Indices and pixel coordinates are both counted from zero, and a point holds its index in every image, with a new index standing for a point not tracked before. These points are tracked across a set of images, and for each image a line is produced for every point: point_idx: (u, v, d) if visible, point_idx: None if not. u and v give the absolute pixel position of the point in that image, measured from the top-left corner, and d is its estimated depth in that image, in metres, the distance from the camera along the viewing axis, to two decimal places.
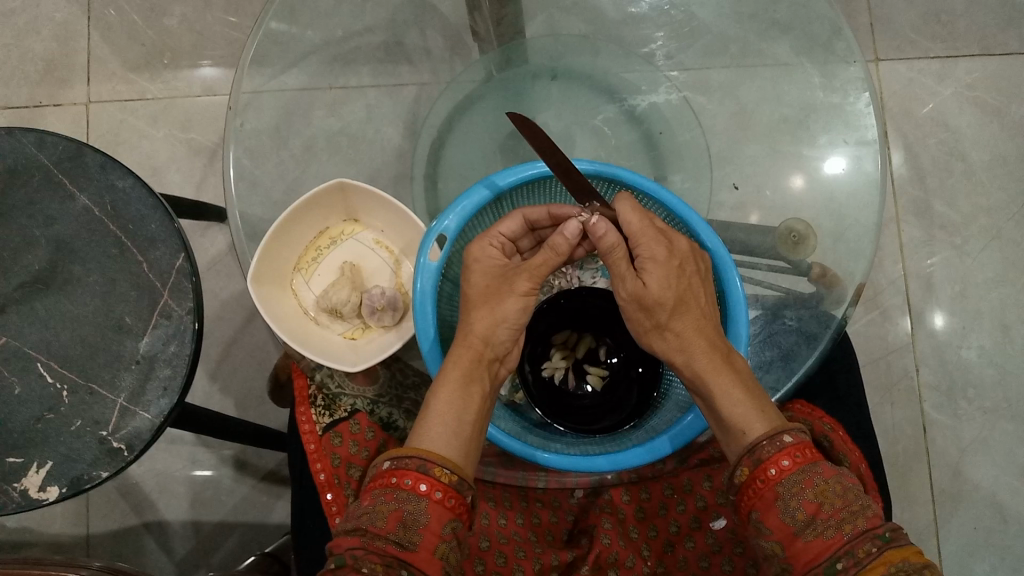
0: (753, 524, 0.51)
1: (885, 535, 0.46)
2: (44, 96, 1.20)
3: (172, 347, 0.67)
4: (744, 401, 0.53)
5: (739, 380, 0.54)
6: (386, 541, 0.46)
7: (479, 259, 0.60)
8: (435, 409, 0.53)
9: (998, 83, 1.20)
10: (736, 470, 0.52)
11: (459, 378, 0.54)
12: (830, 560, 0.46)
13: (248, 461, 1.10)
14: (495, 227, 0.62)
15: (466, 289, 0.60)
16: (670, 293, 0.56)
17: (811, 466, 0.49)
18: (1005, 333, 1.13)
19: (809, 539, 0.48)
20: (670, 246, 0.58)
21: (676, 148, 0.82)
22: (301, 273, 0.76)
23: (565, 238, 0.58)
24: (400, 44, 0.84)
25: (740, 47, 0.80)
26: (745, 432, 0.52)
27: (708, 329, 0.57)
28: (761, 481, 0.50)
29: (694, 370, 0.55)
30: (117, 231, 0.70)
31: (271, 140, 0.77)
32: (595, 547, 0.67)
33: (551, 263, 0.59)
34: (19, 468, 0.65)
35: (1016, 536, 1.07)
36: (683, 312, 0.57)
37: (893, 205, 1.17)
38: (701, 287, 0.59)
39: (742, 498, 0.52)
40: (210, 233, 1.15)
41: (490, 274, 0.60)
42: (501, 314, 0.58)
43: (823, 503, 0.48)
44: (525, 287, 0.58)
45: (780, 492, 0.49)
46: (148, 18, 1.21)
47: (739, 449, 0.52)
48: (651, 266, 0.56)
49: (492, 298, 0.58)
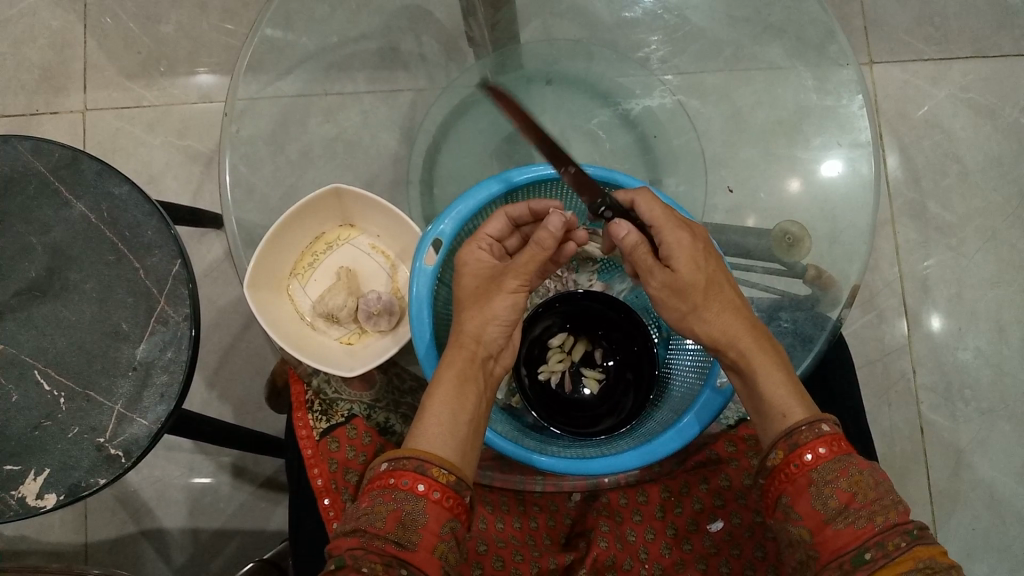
0: (782, 508, 0.51)
1: (914, 532, 0.46)
2: (40, 104, 1.20)
3: (169, 353, 0.67)
4: (784, 383, 0.53)
5: (779, 362, 0.55)
6: (386, 541, 0.46)
7: (467, 262, 0.60)
8: (430, 411, 0.53)
9: (991, 85, 1.21)
10: (771, 453, 0.52)
11: (454, 376, 0.55)
12: (858, 550, 0.46)
13: (245, 467, 1.10)
14: (480, 230, 0.62)
15: (457, 291, 0.60)
16: (703, 274, 0.56)
17: (846, 456, 0.49)
18: (1001, 333, 1.13)
19: (840, 528, 0.47)
20: (692, 231, 0.57)
21: (671, 152, 0.83)
22: (297, 278, 0.76)
23: (550, 233, 0.56)
24: (396, 51, 0.86)
25: (734, 50, 0.81)
26: (786, 415, 0.52)
27: (743, 309, 0.57)
28: (796, 466, 0.50)
29: (737, 350, 0.55)
30: (113, 239, 0.70)
31: (267, 147, 0.77)
32: (592, 550, 0.67)
33: (538, 259, 0.57)
34: (16, 476, 0.65)
35: (1015, 537, 1.07)
36: (717, 292, 0.56)
37: (887, 207, 1.18)
38: (726, 269, 0.58)
39: (773, 483, 0.52)
40: (207, 240, 1.15)
41: (480, 275, 0.59)
42: (491, 312, 0.57)
43: (857, 493, 0.48)
44: (513, 284, 0.57)
45: (814, 478, 0.49)
46: (144, 26, 1.22)
47: (776, 433, 0.52)
48: (679, 252, 0.56)
49: (482, 297, 0.58)
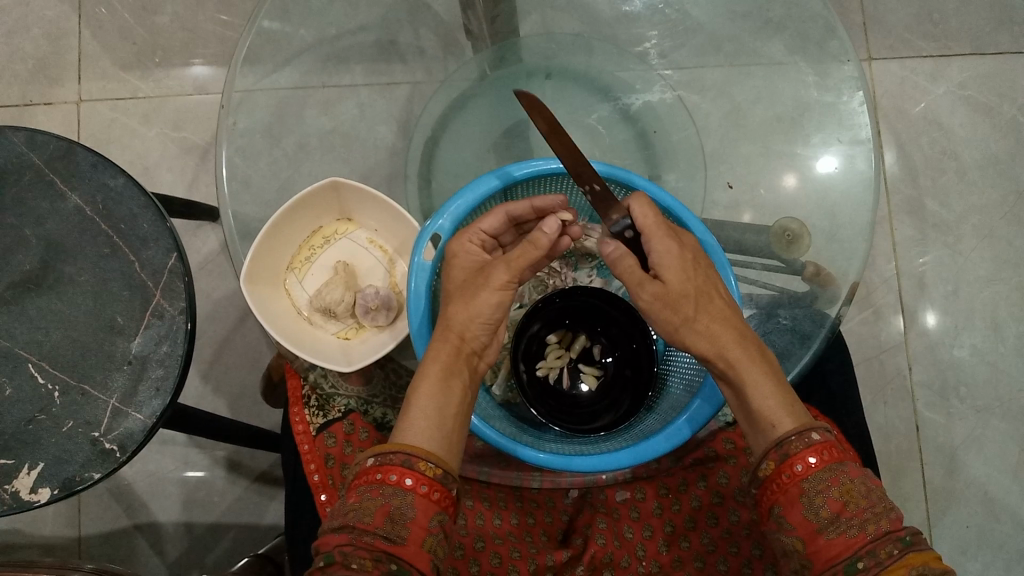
0: (775, 518, 0.51)
1: (906, 539, 0.46)
2: (34, 94, 1.19)
3: (165, 347, 0.67)
4: (775, 393, 0.52)
5: (769, 371, 0.54)
6: (375, 536, 0.46)
7: (458, 254, 0.59)
8: (417, 405, 0.52)
9: (990, 82, 1.21)
10: (761, 464, 0.52)
11: (439, 370, 0.53)
12: (851, 559, 0.46)
13: (241, 461, 1.09)
14: (472, 224, 0.61)
15: (446, 284, 0.59)
16: (691, 286, 0.55)
17: (838, 464, 0.49)
18: (997, 331, 1.14)
19: (832, 537, 0.47)
20: (683, 242, 0.57)
21: (670, 147, 0.82)
22: (295, 272, 0.75)
23: (546, 235, 0.55)
24: (394, 43, 0.84)
25: (735, 46, 0.80)
26: (775, 425, 0.51)
27: (732, 319, 0.56)
28: (787, 476, 0.50)
29: (728, 360, 0.54)
30: (109, 231, 0.70)
31: (264, 139, 0.77)
32: (591, 547, 0.68)
33: (529, 257, 0.56)
34: (10, 471, 0.64)
35: (1008, 534, 1.08)
36: (706, 303, 0.55)
37: (885, 203, 1.18)
38: (717, 280, 0.57)
39: (766, 493, 0.52)
40: (202, 233, 1.14)
41: (469, 268, 0.59)
42: (477, 308, 0.56)
43: (848, 502, 0.48)
44: (501, 280, 0.56)
45: (805, 488, 0.49)
46: (139, 16, 1.21)
47: (766, 443, 0.52)
48: (668, 259, 0.55)
49: (469, 292, 0.56)
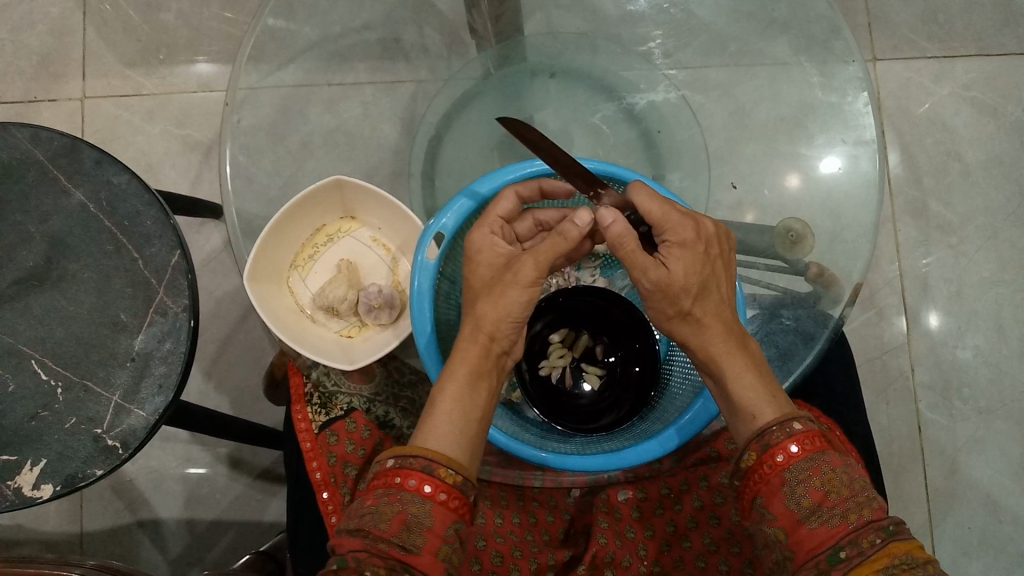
0: (758, 509, 0.51)
1: (889, 528, 0.45)
2: (38, 90, 1.19)
3: (167, 344, 0.67)
4: (756, 383, 0.53)
5: (753, 364, 0.54)
6: (390, 544, 0.46)
7: (482, 250, 0.58)
8: (440, 411, 0.52)
9: (995, 83, 1.21)
10: (744, 454, 0.52)
11: (467, 373, 0.53)
12: (832, 549, 0.46)
13: (243, 459, 1.09)
14: (490, 211, 0.60)
15: (469, 278, 0.58)
16: (696, 278, 0.54)
17: (820, 454, 0.49)
18: (1000, 333, 1.14)
19: (814, 526, 0.47)
20: (697, 229, 0.55)
21: (675, 147, 0.82)
22: (298, 270, 0.75)
23: (576, 228, 0.56)
24: (398, 41, 0.85)
25: (739, 46, 0.79)
26: (756, 416, 0.52)
27: (728, 314, 0.56)
28: (768, 466, 0.50)
29: (709, 353, 0.54)
30: (112, 228, 0.70)
31: (268, 137, 0.77)
32: (592, 546, 0.67)
33: (558, 249, 0.56)
34: (13, 467, 0.64)
35: (1010, 536, 1.08)
36: (705, 297, 0.55)
37: (889, 204, 1.18)
38: (723, 275, 0.56)
39: (748, 484, 0.51)
40: (205, 230, 1.14)
41: (494, 266, 0.57)
42: (505, 307, 0.55)
43: (829, 492, 0.48)
44: (529, 278, 0.55)
45: (787, 478, 0.49)
46: (144, 13, 1.20)
47: (749, 433, 0.52)
48: (674, 254, 0.54)
49: (496, 288, 0.56)
